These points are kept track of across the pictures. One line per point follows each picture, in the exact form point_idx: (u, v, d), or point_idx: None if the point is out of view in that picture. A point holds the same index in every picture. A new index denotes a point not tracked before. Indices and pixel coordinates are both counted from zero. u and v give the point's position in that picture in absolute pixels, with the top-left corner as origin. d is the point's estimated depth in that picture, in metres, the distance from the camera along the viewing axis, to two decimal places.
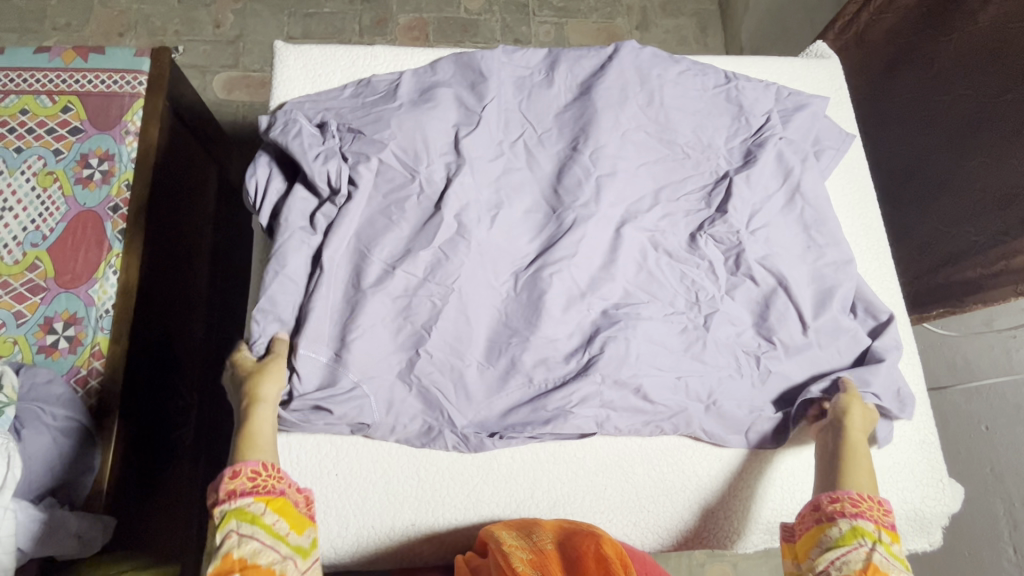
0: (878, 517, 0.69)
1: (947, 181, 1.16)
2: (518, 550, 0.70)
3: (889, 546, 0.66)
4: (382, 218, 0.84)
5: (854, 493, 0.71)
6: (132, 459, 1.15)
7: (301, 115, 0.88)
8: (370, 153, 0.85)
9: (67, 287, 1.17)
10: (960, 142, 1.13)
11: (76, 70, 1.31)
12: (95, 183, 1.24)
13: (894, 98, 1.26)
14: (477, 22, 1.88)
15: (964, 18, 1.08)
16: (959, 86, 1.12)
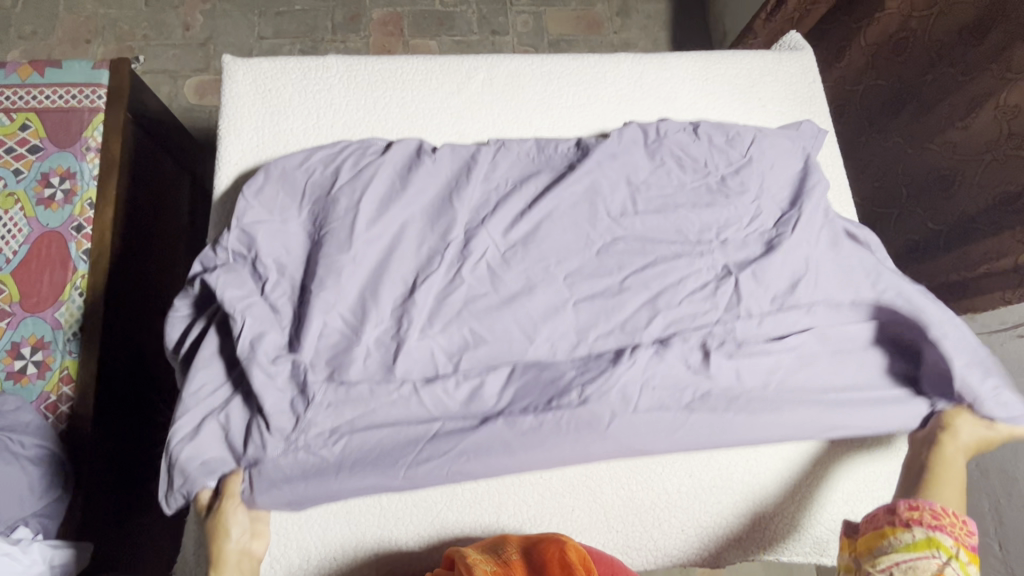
0: (967, 540, 0.65)
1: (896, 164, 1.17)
2: (482, 563, 0.67)
3: (963, 564, 0.63)
4: (320, 287, 0.76)
5: (939, 505, 0.67)
6: (105, 478, 1.12)
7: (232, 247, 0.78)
8: (321, 225, 0.80)
9: (32, 311, 1.15)
10: (880, 126, 1.18)
11: (34, 86, 1.28)
12: (56, 202, 1.21)
13: (847, 88, 1.24)
14: (453, 14, 1.83)
15: (878, 9, 1.11)
16: (875, 75, 1.17)
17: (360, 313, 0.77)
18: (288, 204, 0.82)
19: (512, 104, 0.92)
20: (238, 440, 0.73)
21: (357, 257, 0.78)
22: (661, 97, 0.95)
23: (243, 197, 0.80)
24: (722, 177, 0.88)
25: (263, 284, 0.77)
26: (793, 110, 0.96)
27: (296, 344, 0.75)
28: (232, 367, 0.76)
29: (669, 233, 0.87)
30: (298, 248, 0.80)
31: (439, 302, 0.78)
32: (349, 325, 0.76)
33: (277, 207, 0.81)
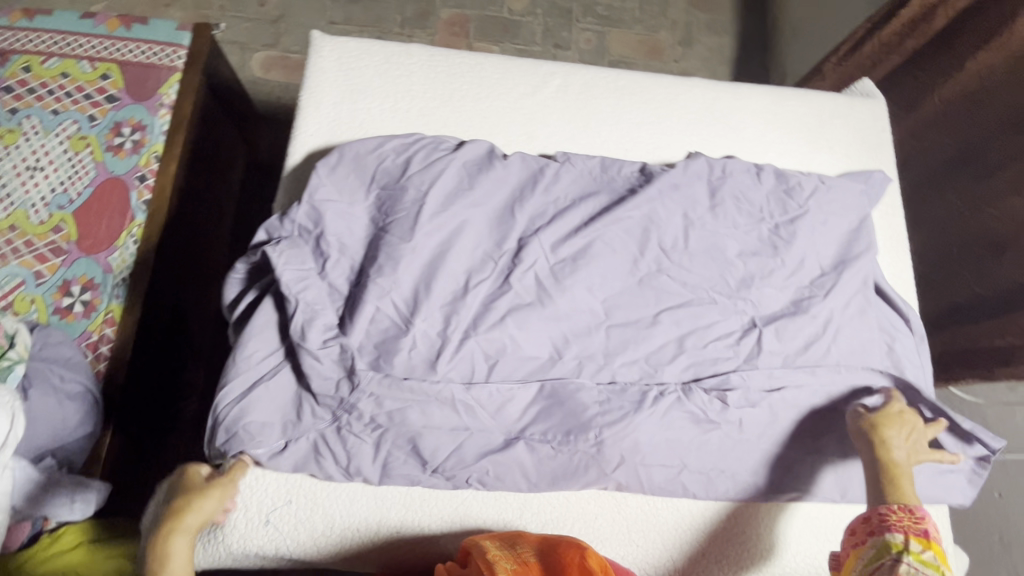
0: (920, 529, 0.69)
1: (952, 223, 1.16)
2: (502, 560, 0.66)
3: (920, 556, 0.67)
4: (376, 277, 0.76)
5: (891, 507, 0.72)
6: (130, 424, 1.15)
7: (301, 225, 0.78)
8: (387, 213, 0.80)
9: (86, 252, 1.19)
10: (941, 185, 1.19)
11: (119, 39, 1.33)
12: (125, 151, 1.25)
13: (911, 142, 1.24)
14: (519, 24, 1.86)
15: (952, 69, 1.11)
16: (943, 133, 1.17)
17: (412, 305, 0.76)
18: (356, 186, 0.81)
19: (584, 112, 0.93)
20: (281, 399, 0.74)
21: (419, 249, 0.78)
22: (730, 124, 0.95)
23: (316, 173, 0.81)
24: (776, 225, 0.88)
25: (323, 262, 0.77)
26: (860, 155, 0.96)
27: (344, 331, 0.74)
28: (282, 340, 0.75)
29: (723, 259, 0.86)
30: (359, 231, 0.80)
31: (483, 310, 0.78)
32: (400, 317, 0.76)
33: (346, 190, 0.81)
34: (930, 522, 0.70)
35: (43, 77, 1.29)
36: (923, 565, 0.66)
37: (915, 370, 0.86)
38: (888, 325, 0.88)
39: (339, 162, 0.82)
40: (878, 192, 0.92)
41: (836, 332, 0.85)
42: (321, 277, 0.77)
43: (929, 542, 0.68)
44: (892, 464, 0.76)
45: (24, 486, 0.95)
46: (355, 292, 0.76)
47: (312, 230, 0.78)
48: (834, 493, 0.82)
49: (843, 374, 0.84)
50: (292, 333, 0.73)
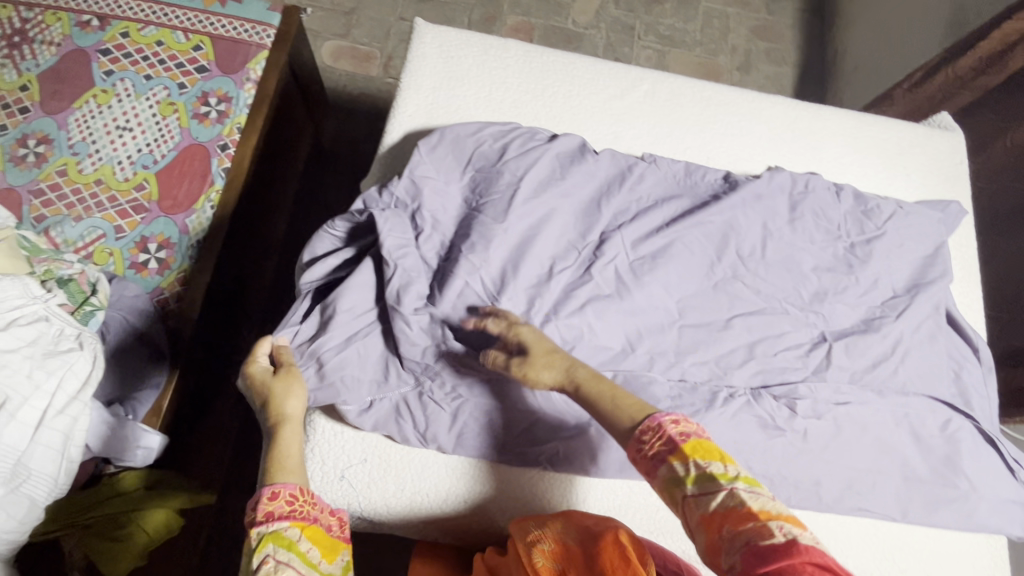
0: (669, 446, 0.60)
1: (1018, 265, 1.17)
2: (543, 541, 0.68)
3: (695, 476, 0.58)
4: (469, 254, 0.78)
5: (641, 433, 0.62)
6: (189, 381, 1.18)
7: (399, 199, 0.82)
8: (480, 195, 0.83)
9: (166, 212, 1.22)
10: (1010, 227, 1.19)
11: (213, 14, 1.38)
12: (210, 120, 1.30)
13: (982, 182, 1.25)
14: (582, 36, 1.87)
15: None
16: (1015, 175, 1.18)
17: (500, 285, 0.79)
18: (452, 167, 0.84)
19: (670, 119, 0.96)
20: (367, 362, 0.77)
21: (510, 233, 0.81)
22: (810, 143, 0.97)
23: (416, 151, 0.84)
24: (852, 244, 0.90)
25: (416, 234, 0.80)
26: (936, 186, 0.98)
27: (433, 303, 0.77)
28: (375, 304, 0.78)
29: (798, 272, 0.88)
30: (453, 209, 0.83)
31: (565, 294, 0.81)
32: (488, 295, 0.78)
33: (443, 170, 0.84)
34: (671, 424, 0.61)
35: (139, 43, 1.34)
36: (699, 486, 0.57)
37: (981, 400, 0.87)
38: (957, 354, 0.88)
39: (439, 143, 0.85)
40: (954, 222, 0.93)
41: (906, 355, 0.86)
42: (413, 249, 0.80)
43: (685, 453, 0.59)
44: (597, 381, 0.69)
45: (97, 426, 0.97)
46: (445, 265, 0.78)
47: (409, 204, 0.82)
48: (896, 515, 0.81)
49: (911, 397, 0.84)
50: (387, 297, 0.76)
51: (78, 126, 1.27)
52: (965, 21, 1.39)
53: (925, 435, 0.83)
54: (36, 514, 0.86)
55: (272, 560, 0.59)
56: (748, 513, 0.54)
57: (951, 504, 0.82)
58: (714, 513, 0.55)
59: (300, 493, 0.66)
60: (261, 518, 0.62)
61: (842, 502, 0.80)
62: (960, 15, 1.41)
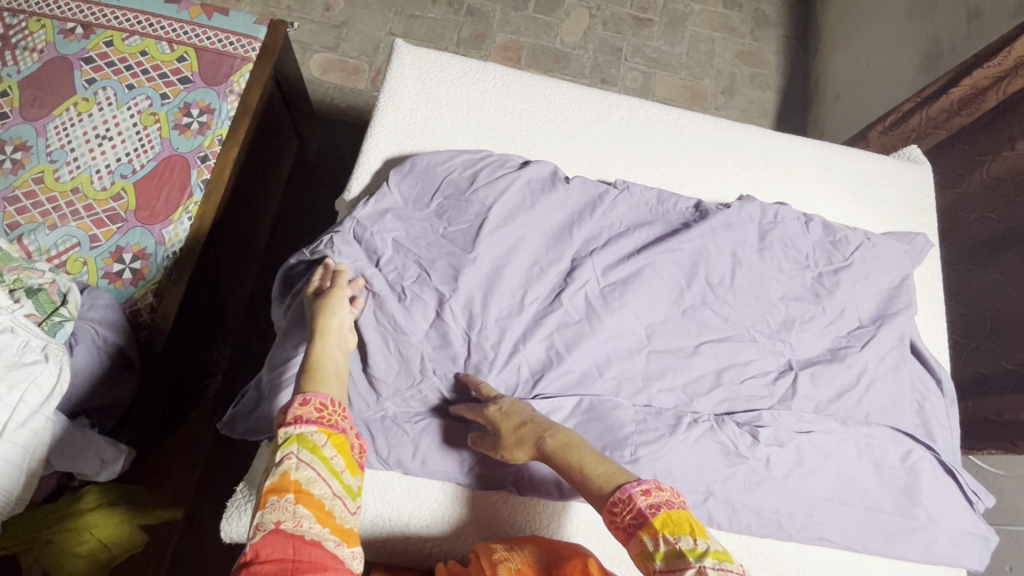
0: (637, 519, 0.60)
1: (988, 296, 1.18)
2: (507, 561, 0.68)
3: (661, 553, 0.57)
4: (437, 282, 0.80)
5: (610, 506, 0.63)
6: (158, 394, 1.16)
7: (363, 226, 0.82)
8: (450, 221, 0.84)
9: (143, 222, 1.22)
10: (982, 258, 1.22)
11: (199, 26, 1.39)
12: (191, 131, 1.30)
13: (956, 213, 1.28)
14: (570, 56, 1.90)
15: (999, 147, 1.15)
16: (986, 208, 1.20)
17: (468, 314, 0.80)
18: (422, 194, 0.85)
19: (644, 146, 0.97)
20: None
21: (479, 260, 0.81)
22: (781, 174, 0.99)
23: (387, 181, 0.85)
24: (820, 273, 0.91)
25: (378, 260, 0.81)
26: (903, 219, 1.00)
27: (399, 331, 0.78)
28: None
29: (766, 301, 0.89)
30: (423, 232, 0.83)
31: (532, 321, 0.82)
32: (457, 325, 0.80)
33: (413, 198, 0.85)
34: (641, 498, 0.61)
35: (123, 52, 1.34)
36: (668, 562, 0.56)
37: (943, 430, 0.88)
38: (921, 384, 0.90)
39: (408, 172, 0.86)
40: (920, 255, 0.95)
41: (871, 385, 0.87)
42: (375, 273, 0.81)
43: (654, 527, 0.58)
44: (562, 445, 0.70)
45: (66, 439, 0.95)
46: (410, 291, 0.80)
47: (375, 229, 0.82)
48: (858, 545, 0.81)
49: (874, 426, 0.85)
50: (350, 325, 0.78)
51: (58, 134, 1.26)
52: (940, 56, 1.43)
53: (887, 465, 0.84)
54: None
55: (294, 459, 0.59)
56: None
57: (912, 534, 0.82)
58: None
59: (330, 404, 0.65)
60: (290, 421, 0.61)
61: (805, 531, 0.81)
62: (936, 50, 1.45)
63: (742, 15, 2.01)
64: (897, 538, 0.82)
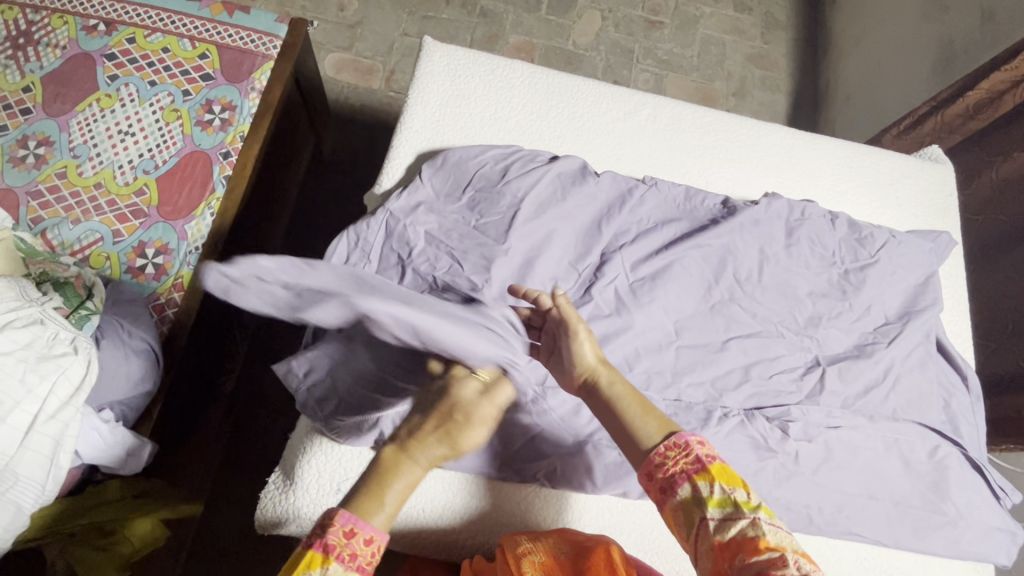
0: (694, 466, 0.59)
1: (1004, 296, 1.19)
2: (532, 553, 0.68)
3: (715, 501, 0.58)
4: (469, 273, 0.81)
5: (657, 450, 0.61)
6: (180, 389, 1.17)
7: (396, 220, 0.83)
8: (481, 213, 0.85)
9: (165, 218, 1.22)
10: (994, 259, 1.22)
11: (221, 24, 1.40)
12: (213, 127, 1.31)
13: (970, 213, 1.28)
14: (582, 57, 1.91)
15: (1013, 147, 1.17)
16: (1001, 208, 1.21)
17: (500, 306, 0.81)
18: (454, 187, 0.86)
19: (670, 143, 0.98)
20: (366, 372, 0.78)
21: (511, 252, 0.82)
22: (806, 172, 0.99)
23: (419, 175, 0.86)
24: (846, 270, 0.92)
25: (411, 251, 0.82)
26: (926, 217, 1.00)
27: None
28: None
29: (793, 297, 0.89)
30: (455, 226, 0.84)
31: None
32: None
33: (445, 191, 0.86)
34: (696, 445, 0.61)
35: (145, 49, 1.35)
36: (720, 510, 0.58)
37: (969, 426, 0.89)
38: (946, 380, 0.90)
39: (440, 165, 0.86)
40: (944, 253, 0.96)
41: (897, 382, 0.87)
42: (407, 265, 0.82)
43: (710, 475, 0.59)
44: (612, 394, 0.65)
45: (86, 432, 0.94)
46: (443, 283, 0.80)
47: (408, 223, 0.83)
48: (886, 540, 0.82)
49: (901, 422, 0.86)
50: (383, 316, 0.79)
51: (80, 129, 1.27)
52: (953, 58, 1.44)
53: (914, 460, 0.85)
54: (20, 522, 0.84)
55: None
56: (761, 546, 0.54)
57: (941, 529, 0.82)
58: (730, 540, 0.56)
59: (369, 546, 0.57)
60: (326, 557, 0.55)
61: (834, 526, 0.81)
62: (949, 52, 1.46)
63: (752, 17, 2.02)
64: (925, 533, 0.82)
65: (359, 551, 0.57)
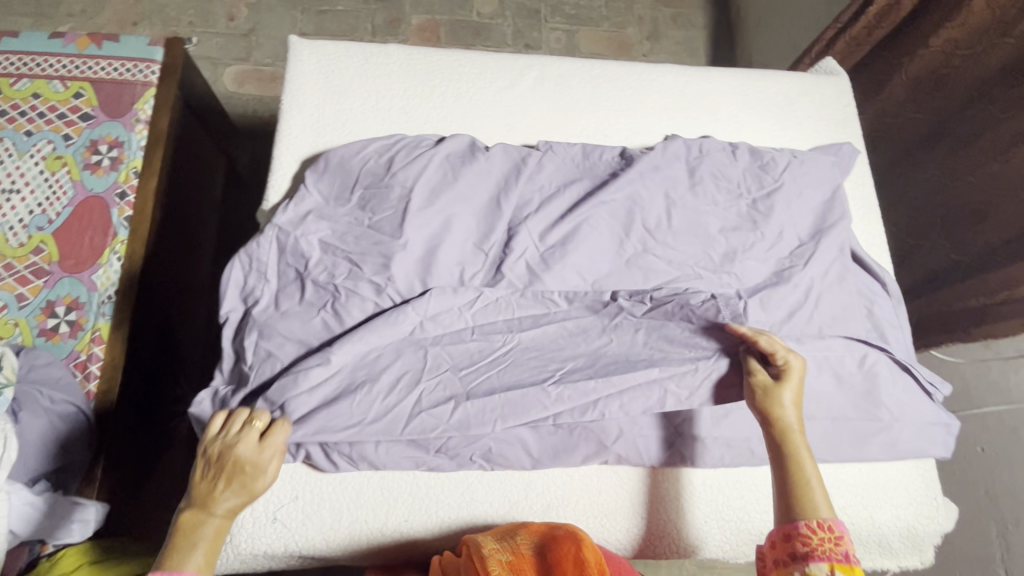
0: (836, 553, 0.64)
1: (925, 191, 1.20)
2: (497, 552, 0.67)
3: None
4: (370, 274, 0.79)
5: (809, 523, 0.66)
6: (125, 443, 1.12)
7: (285, 235, 0.80)
8: (373, 211, 0.82)
9: (70, 272, 1.15)
10: (920, 156, 1.21)
11: (91, 57, 1.30)
12: (103, 168, 1.23)
13: (886, 119, 1.28)
14: (489, 26, 1.84)
15: (919, 45, 1.15)
16: (914, 107, 1.20)
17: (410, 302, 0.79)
18: (342, 189, 0.83)
19: (561, 103, 0.95)
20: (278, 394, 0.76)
21: (410, 245, 0.80)
22: (703, 108, 0.98)
23: (303, 183, 0.83)
24: (754, 200, 0.91)
25: (306, 263, 0.80)
26: (828, 131, 1.00)
27: (338, 332, 0.77)
28: (286, 339, 0.77)
29: (705, 236, 0.89)
30: (349, 229, 0.81)
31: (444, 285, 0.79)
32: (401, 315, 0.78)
33: (333, 195, 0.83)
34: (847, 540, 0.65)
35: (13, 98, 1.26)
36: None
37: (894, 331, 0.90)
38: (865, 292, 0.91)
39: (322, 171, 0.83)
40: (848, 163, 0.96)
41: (817, 302, 0.88)
42: (304, 276, 0.79)
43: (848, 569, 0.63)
44: (795, 454, 0.71)
45: (20, 509, 0.93)
46: (344, 289, 0.78)
47: (296, 236, 0.80)
48: (828, 455, 0.83)
49: (835, 342, 0.86)
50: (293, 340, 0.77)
51: None
52: None
53: (847, 375, 0.85)
54: None
55: None
56: None
57: (875, 435, 0.84)
58: None
59: None
60: None
61: None
62: None
63: None
64: (862, 443, 0.84)
65: None
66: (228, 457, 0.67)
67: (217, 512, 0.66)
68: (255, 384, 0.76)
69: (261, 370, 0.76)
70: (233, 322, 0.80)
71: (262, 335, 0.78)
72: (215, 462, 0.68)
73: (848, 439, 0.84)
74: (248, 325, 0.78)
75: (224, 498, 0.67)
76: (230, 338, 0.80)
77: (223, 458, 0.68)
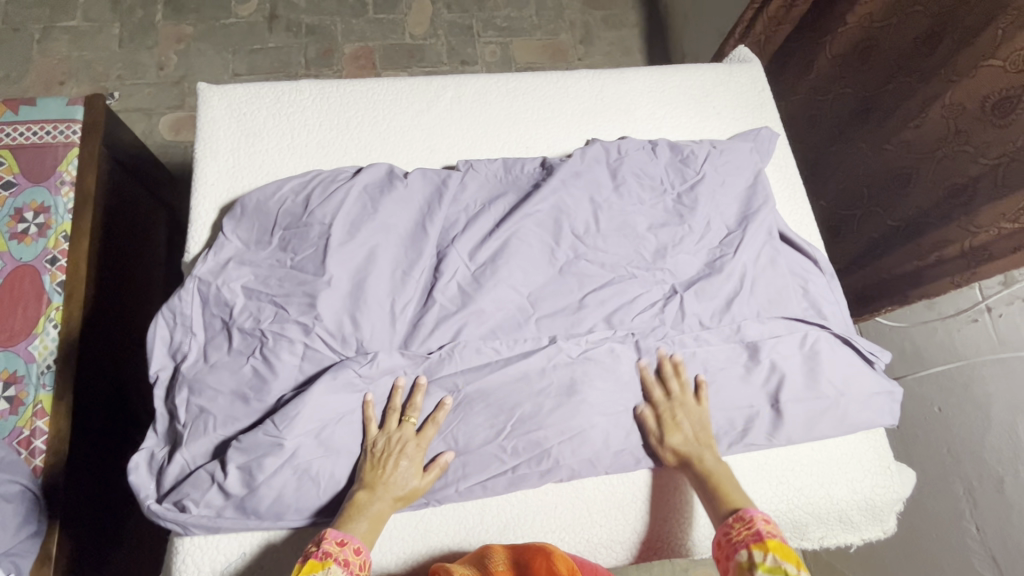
0: (755, 534, 0.67)
1: (848, 166, 1.22)
2: None
3: (765, 565, 0.64)
4: (296, 315, 0.77)
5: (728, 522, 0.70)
6: (81, 516, 1.06)
7: (205, 287, 0.79)
8: (294, 251, 0.81)
9: (4, 345, 1.11)
10: (849, 135, 1.21)
11: (8, 124, 1.25)
12: (31, 236, 1.18)
13: (813, 99, 1.29)
14: (422, 47, 1.83)
15: (835, 24, 1.18)
16: (843, 83, 1.20)
17: (342, 338, 0.78)
18: (262, 232, 0.82)
19: (480, 120, 0.95)
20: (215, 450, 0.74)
21: (334, 281, 0.79)
22: (621, 109, 0.99)
23: (222, 231, 0.82)
24: (678, 194, 0.92)
25: (231, 311, 0.78)
26: (746, 118, 1.02)
27: (269, 377, 0.75)
28: (218, 391, 0.75)
29: (635, 236, 0.89)
30: (272, 271, 0.80)
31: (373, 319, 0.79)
32: (335, 351, 0.77)
33: (253, 239, 0.82)
34: (760, 519, 0.68)
35: None
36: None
37: (830, 307, 0.91)
38: (798, 272, 0.92)
39: (239, 217, 0.82)
40: (768, 147, 0.98)
41: (754, 288, 0.89)
42: (230, 325, 0.78)
43: (767, 545, 0.65)
44: (716, 470, 0.76)
45: None
46: (271, 333, 0.76)
47: (218, 286, 0.79)
48: (780, 438, 0.84)
49: (770, 324, 0.87)
50: (224, 391, 0.76)
51: None
52: None
53: (790, 357, 0.86)
54: None
55: None
56: None
57: (823, 414, 0.84)
58: None
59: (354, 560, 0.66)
60: (321, 558, 0.64)
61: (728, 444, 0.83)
62: None
63: None
64: (811, 422, 0.84)
65: (351, 558, 0.65)
66: (394, 447, 0.74)
67: (384, 494, 0.71)
68: (191, 441, 0.74)
69: (195, 427, 0.75)
70: (163, 381, 0.78)
71: (192, 391, 0.76)
72: (383, 451, 0.74)
73: (798, 420, 0.84)
74: (178, 382, 0.76)
75: (390, 482, 0.72)
76: (162, 398, 0.78)
77: (388, 446, 0.74)
